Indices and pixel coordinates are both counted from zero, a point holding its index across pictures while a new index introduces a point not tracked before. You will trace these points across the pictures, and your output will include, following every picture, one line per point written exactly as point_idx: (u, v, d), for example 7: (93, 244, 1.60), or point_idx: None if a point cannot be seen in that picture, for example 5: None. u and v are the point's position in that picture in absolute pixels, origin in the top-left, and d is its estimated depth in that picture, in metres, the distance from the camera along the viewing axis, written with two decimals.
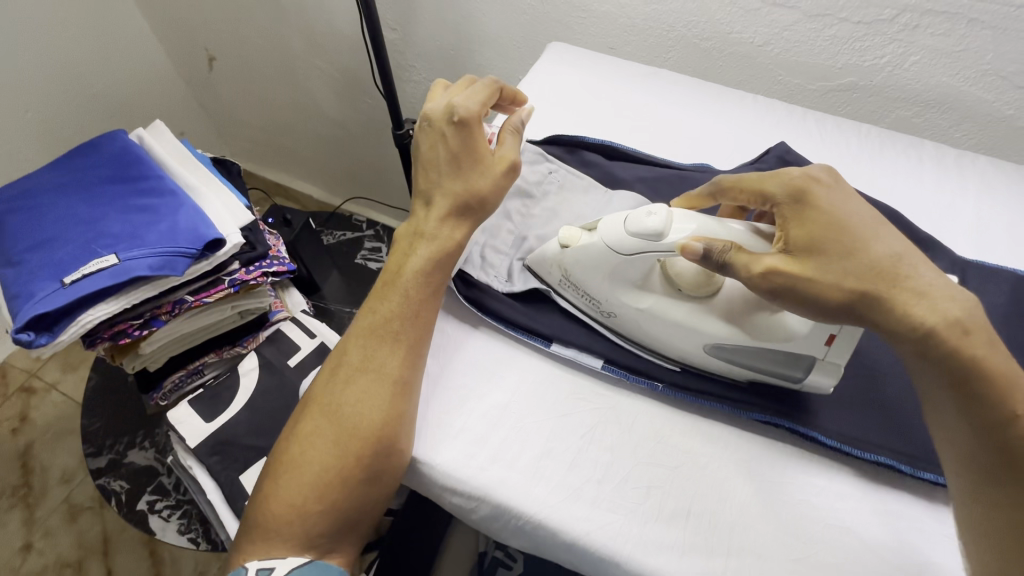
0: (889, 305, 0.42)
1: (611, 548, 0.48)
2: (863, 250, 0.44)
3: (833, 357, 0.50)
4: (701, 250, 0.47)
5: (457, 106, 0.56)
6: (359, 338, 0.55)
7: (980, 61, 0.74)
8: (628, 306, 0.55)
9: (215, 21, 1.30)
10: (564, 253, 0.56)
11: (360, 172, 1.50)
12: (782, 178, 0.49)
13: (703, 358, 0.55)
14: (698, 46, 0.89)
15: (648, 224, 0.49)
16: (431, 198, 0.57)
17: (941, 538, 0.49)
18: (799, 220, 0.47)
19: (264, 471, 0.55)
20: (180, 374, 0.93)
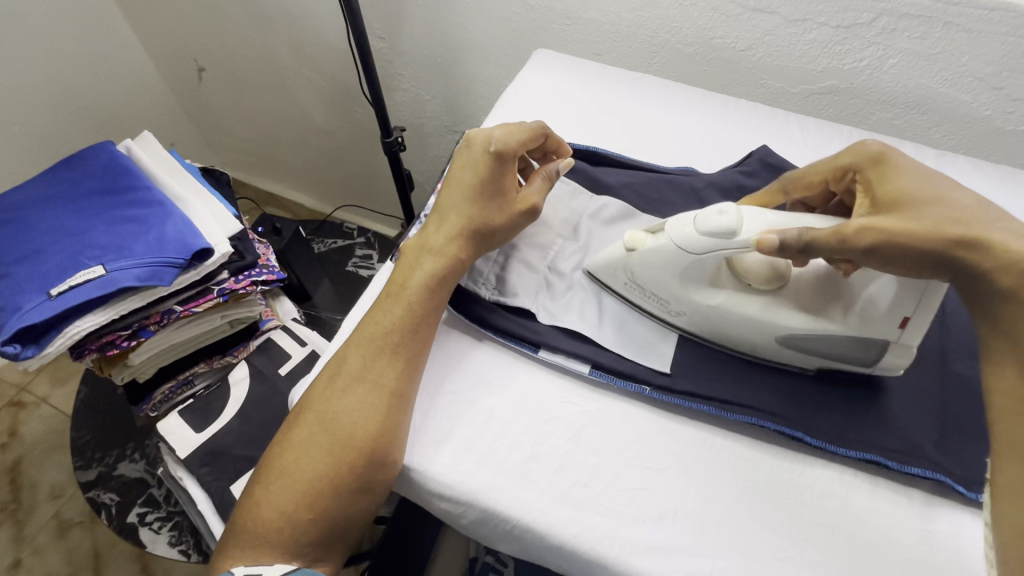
0: (981, 243, 0.43)
1: (598, 550, 0.48)
2: (948, 201, 0.46)
3: (907, 338, 0.51)
4: (776, 243, 0.48)
5: (498, 137, 0.58)
6: (358, 348, 0.55)
7: (957, 63, 0.76)
8: (697, 302, 0.55)
9: (205, 33, 1.31)
10: (631, 257, 0.57)
11: (351, 180, 1.51)
12: (861, 149, 0.52)
13: (777, 351, 0.55)
14: (682, 52, 0.90)
15: (720, 223, 0.50)
16: (446, 217, 0.59)
17: (925, 533, 0.49)
18: (882, 178, 0.50)
19: (256, 475, 0.54)
20: (170, 386, 0.93)
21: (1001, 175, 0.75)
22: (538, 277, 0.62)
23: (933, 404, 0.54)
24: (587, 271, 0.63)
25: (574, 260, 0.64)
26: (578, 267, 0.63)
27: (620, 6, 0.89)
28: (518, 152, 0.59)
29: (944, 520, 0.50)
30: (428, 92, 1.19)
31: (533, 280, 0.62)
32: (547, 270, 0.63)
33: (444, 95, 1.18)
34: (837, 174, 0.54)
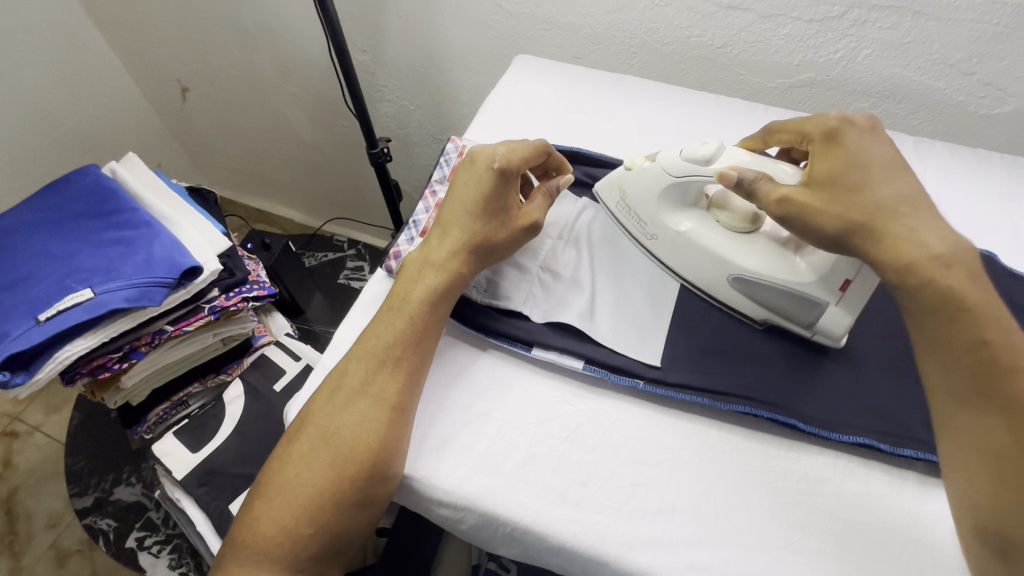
0: (879, 235, 0.45)
1: (598, 548, 0.48)
2: (869, 189, 0.47)
3: (846, 303, 0.53)
4: (733, 180, 0.53)
5: (503, 152, 0.58)
6: (360, 360, 0.54)
7: (928, 51, 0.77)
8: (668, 228, 0.61)
9: (188, 54, 1.32)
10: (626, 177, 0.63)
11: (340, 193, 1.51)
12: (823, 119, 0.53)
13: (731, 291, 0.59)
14: (661, 51, 0.92)
15: (701, 150, 0.56)
16: (449, 231, 0.59)
17: (921, 514, 0.49)
18: (824, 155, 0.50)
19: (254, 489, 0.53)
20: (165, 407, 0.93)
21: (977, 158, 0.76)
22: (528, 278, 0.63)
23: (922, 386, 0.55)
24: (578, 270, 0.63)
25: (565, 260, 0.64)
26: (569, 267, 0.64)
27: (598, 9, 0.90)
28: (524, 168, 0.58)
29: (939, 500, 0.50)
30: (412, 102, 1.20)
31: (524, 282, 0.62)
32: (538, 271, 0.63)
33: (428, 104, 1.18)
34: (801, 139, 0.55)
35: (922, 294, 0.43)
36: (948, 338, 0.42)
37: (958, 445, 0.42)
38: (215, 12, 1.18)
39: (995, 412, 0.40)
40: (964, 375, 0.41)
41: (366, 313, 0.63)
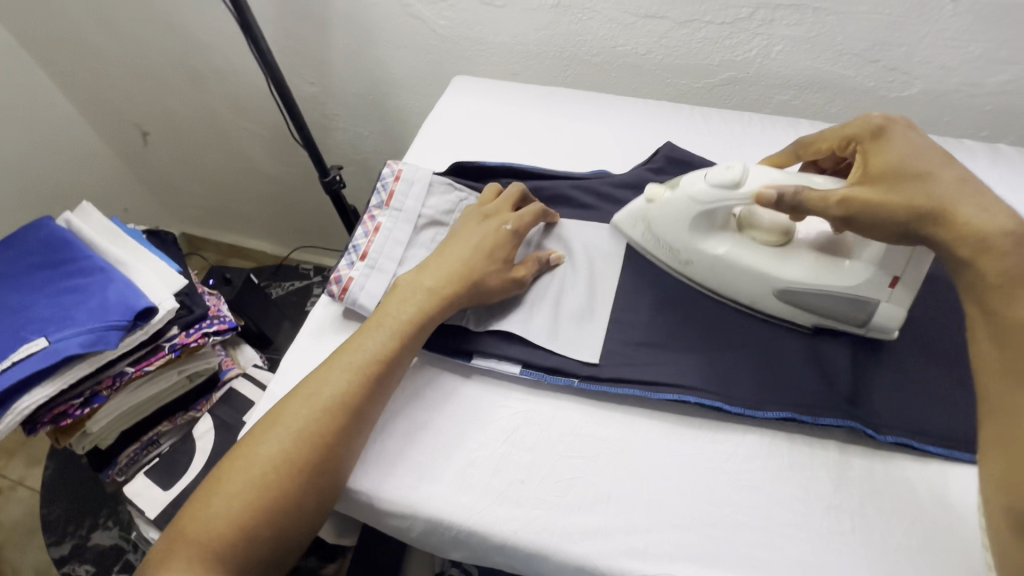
0: (949, 221, 0.45)
1: (537, 541, 0.50)
2: (933, 177, 0.47)
3: (897, 301, 0.54)
4: (772, 198, 0.51)
5: (517, 217, 0.64)
6: (345, 370, 0.54)
7: (833, 43, 0.82)
8: (704, 253, 0.60)
9: (144, 99, 1.34)
10: (649, 208, 0.62)
11: (306, 221, 1.53)
12: (863, 121, 0.53)
13: (775, 303, 0.59)
14: (591, 62, 0.96)
15: (727, 175, 0.55)
16: (447, 263, 0.60)
17: (843, 481, 0.52)
18: (877, 150, 0.51)
19: (207, 477, 0.51)
20: (135, 448, 0.94)
21: None
22: None
23: (842, 359, 0.58)
24: None
25: None
26: None
27: (527, 27, 0.94)
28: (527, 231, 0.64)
29: (859, 465, 0.53)
30: (365, 128, 1.22)
31: None
32: None
33: (380, 129, 1.21)
34: (844, 145, 0.55)
35: (988, 273, 0.43)
36: (1003, 316, 0.42)
37: (993, 429, 0.41)
38: (166, 57, 1.21)
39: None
40: (1015, 353, 0.41)
41: (310, 337, 0.65)
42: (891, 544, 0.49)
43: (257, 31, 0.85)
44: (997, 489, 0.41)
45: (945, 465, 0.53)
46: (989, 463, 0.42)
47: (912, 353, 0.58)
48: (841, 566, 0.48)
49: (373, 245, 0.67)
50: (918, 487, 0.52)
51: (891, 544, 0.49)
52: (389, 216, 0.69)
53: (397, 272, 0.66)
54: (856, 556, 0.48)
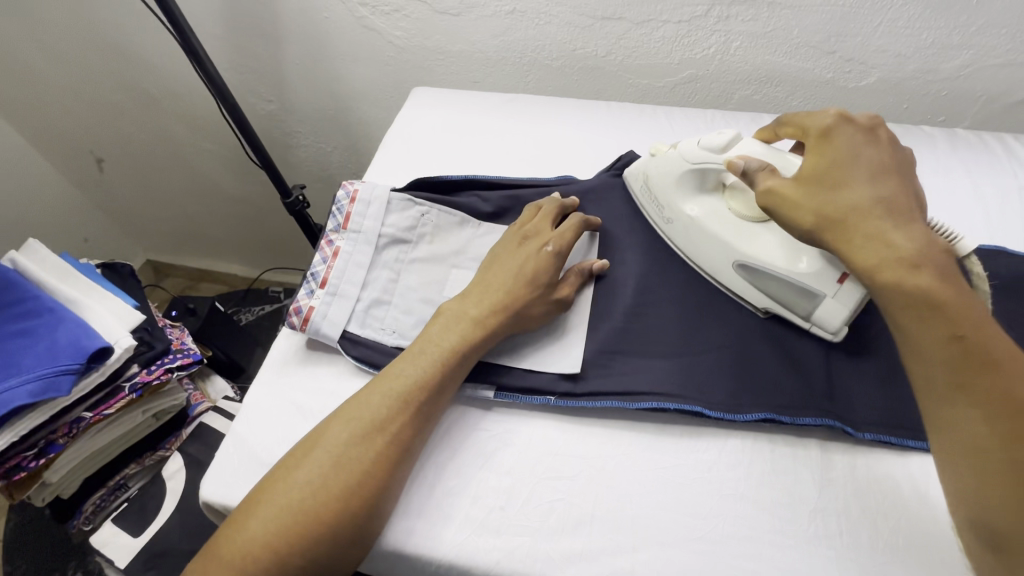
0: (844, 238, 0.45)
1: (521, 571, 0.48)
2: (845, 188, 0.46)
3: (845, 298, 0.53)
4: (739, 168, 0.53)
5: (558, 239, 0.61)
6: (387, 397, 0.52)
7: (790, 36, 0.82)
8: (680, 213, 0.63)
9: (94, 125, 1.27)
10: (650, 163, 0.66)
11: (274, 241, 1.49)
12: (822, 116, 0.51)
13: (733, 275, 0.60)
14: (551, 66, 0.94)
15: (719, 138, 0.59)
16: (490, 288, 0.58)
17: (827, 481, 0.51)
18: (815, 152, 0.49)
19: (254, 490, 0.50)
20: (101, 494, 0.90)
21: None
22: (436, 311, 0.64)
23: (818, 356, 0.57)
24: None
25: None
26: None
27: (484, 34, 0.92)
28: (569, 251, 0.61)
29: (842, 464, 0.52)
30: (328, 144, 1.18)
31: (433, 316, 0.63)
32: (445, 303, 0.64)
33: (343, 144, 1.18)
34: (802, 137, 0.53)
35: (896, 294, 0.42)
36: (919, 340, 0.41)
37: (948, 440, 0.40)
38: (115, 80, 1.16)
39: (973, 408, 0.39)
40: (940, 371, 0.40)
41: (274, 370, 0.63)
42: (879, 543, 0.48)
43: (200, 49, 0.82)
44: (963, 500, 0.41)
45: (925, 457, 0.53)
46: (949, 478, 0.41)
47: (887, 345, 0.57)
48: (830, 570, 0.47)
49: (333, 271, 0.64)
50: (901, 482, 0.51)
51: (879, 544, 0.48)
52: (347, 240, 0.66)
53: (360, 297, 0.64)
54: (846, 559, 0.47)
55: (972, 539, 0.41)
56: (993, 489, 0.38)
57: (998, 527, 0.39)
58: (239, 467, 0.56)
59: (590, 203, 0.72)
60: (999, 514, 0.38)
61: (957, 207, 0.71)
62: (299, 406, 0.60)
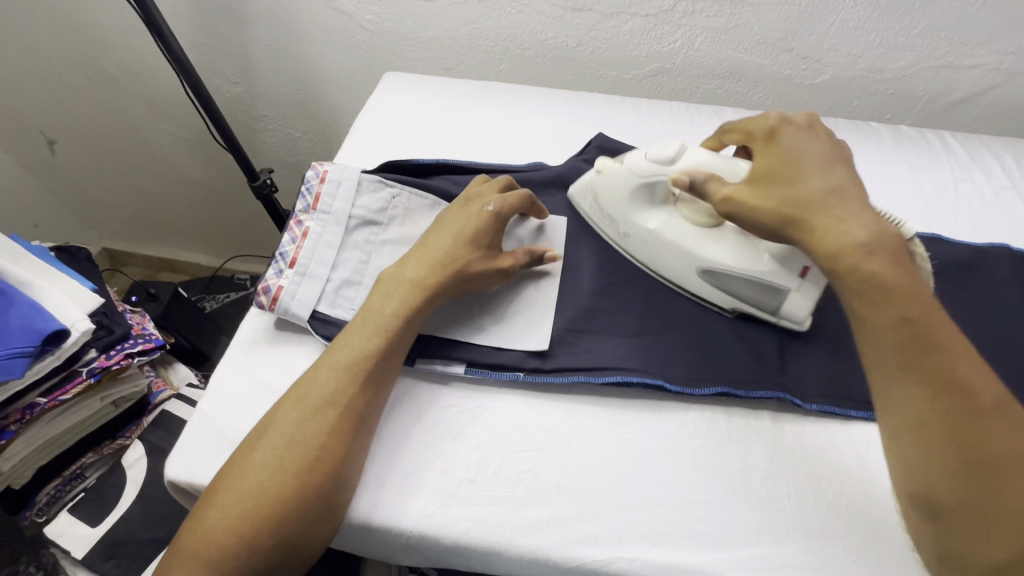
0: (808, 229, 0.48)
1: (489, 539, 0.50)
2: (801, 183, 0.49)
3: (807, 288, 0.57)
4: (687, 182, 0.55)
5: (499, 199, 0.61)
6: (334, 371, 0.52)
7: (751, 33, 0.86)
8: (639, 225, 0.63)
9: (44, 103, 1.20)
10: (598, 179, 0.65)
11: (239, 228, 1.45)
12: (763, 119, 0.56)
13: (698, 282, 0.61)
14: (523, 55, 0.96)
15: (664, 151, 0.58)
16: (428, 252, 0.59)
17: (779, 449, 0.55)
18: (766, 154, 0.53)
19: (211, 484, 0.50)
20: (56, 484, 0.87)
21: None
22: None
23: (770, 335, 0.61)
24: None
25: None
26: None
27: (457, 21, 0.93)
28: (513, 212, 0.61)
29: (791, 433, 0.56)
30: (297, 129, 1.17)
31: None
32: None
33: (312, 130, 1.16)
34: (748, 139, 0.57)
35: (851, 280, 0.45)
36: (869, 320, 0.44)
37: (891, 416, 0.44)
38: (68, 57, 1.10)
39: (916, 383, 0.42)
40: (889, 352, 0.43)
41: (242, 350, 0.62)
42: (822, 504, 0.51)
43: (163, 24, 0.80)
44: (902, 474, 0.44)
45: (866, 426, 0.56)
46: (893, 457, 0.44)
47: (832, 323, 0.61)
48: (779, 530, 0.50)
49: (302, 251, 0.64)
50: (844, 450, 0.55)
51: (823, 505, 0.51)
52: (317, 220, 0.66)
53: (330, 277, 0.64)
54: (794, 521, 0.51)
55: (907, 507, 0.44)
56: (935, 461, 0.42)
57: (941, 500, 0.41)
58: (206, 446, 0.56)
59: (559, 188, 0.73)
60: (936, 482, 0.42)
61: (899, 198, 0.76)
62: (267, 384, 0.59)
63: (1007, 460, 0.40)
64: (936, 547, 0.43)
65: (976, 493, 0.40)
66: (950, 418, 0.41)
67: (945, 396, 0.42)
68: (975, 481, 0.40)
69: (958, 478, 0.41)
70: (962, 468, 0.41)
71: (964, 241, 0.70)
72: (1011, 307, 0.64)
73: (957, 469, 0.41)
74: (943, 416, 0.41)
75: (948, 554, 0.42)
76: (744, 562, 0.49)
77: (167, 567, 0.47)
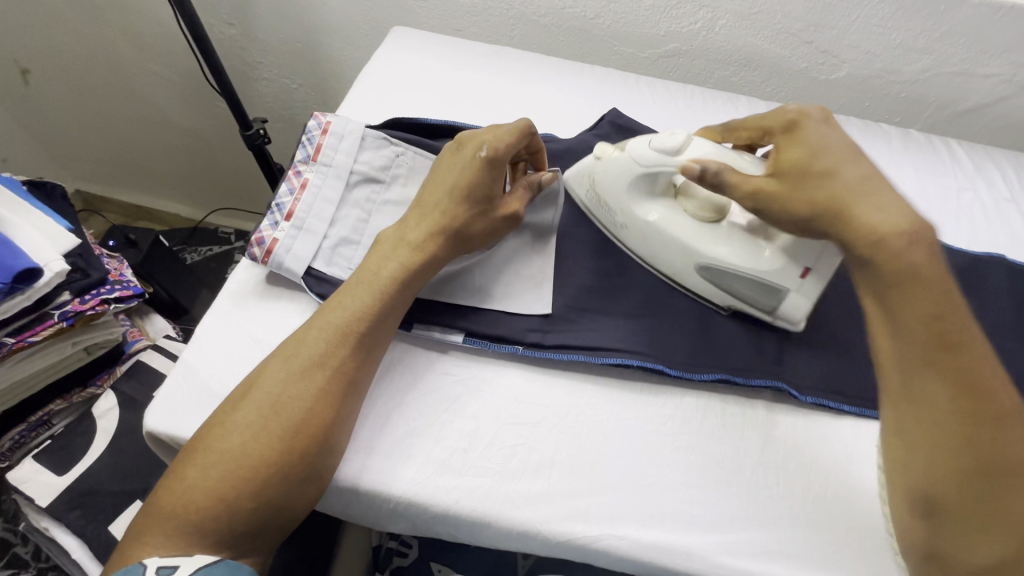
0: (848, 219, 0.46)
1: (479, 510, 0.49)
2: (837, 170, 0.48)
3: (808, 290, 0.55)
4: (696, 170, 0.53)
5: (493, 141, 0.55)
6: (324, 332, 0.50)
7: (773, 21, 0.84)
8: (635, 216, 0.60)
9: (18, 27, 1.10)
10: (596, 164, 0.62)
11: (225, 180, 1.39)
12: (780, 113, 0.55)
13: (693, 274, 0.60)
14: (538, 23, 0.92)
15: (670, 141, 0.55)
16: (429, 211, 0.56)
17: (772, 439, 0.55)
18: (790, 142, 0.52)
19: (191, 440, 0.48)
20: (20, 430, 0.84)
21: None
22: None
23: (769, 327, 0.60)
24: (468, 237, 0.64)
25: None
26: None
27: None
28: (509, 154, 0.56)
29: (784, 424, 0.56)
30: (294, 80, 1.11)
31: None
32: None
33: (311, 82, 1.11)
34: (761, 134, 0.57)
35: (886, 269, 0.44)
36: (898, 313, 0.43)
37: (901, 412, 0.43)
38: None
39: (939, 381, 0.41)
40: (912, 347, 0.42)
41: (230, 302, 0.59)
42: (809, 494, 0.52)
43: None
44: (900, 473, 0.43)
45: (856, 422, 0.57)
46: (898, 458, 0.44)
47: (829, 319, 0.62)
48: (765, 515, 0.51)
49: (299, 205, 0.61)
50: (835, 444, 0.56)
51: (812, 496, 0.52)
52: (317, 172, 0.63)
53: (326, 234, 0.61)
54: (781, 507, 0.51)
55: (903, 510, 0.44)
56: (941, 464, 0.41)
57: (944, 501, 0.41)
58: (190, 398, 0.53)
59: (571, 161, 0.71)
60: (938, 483, 0.41)
61: None
62: (255, 338, 0.57)
63: (1020, 466, 0.40)
64: (925, 546, 0.43)
65: (975, 500, 0.40)
66: (968, 422, 0.41)
67: (968, 397, 0.41)
68: (980, 487, 0.40)
69: (961, 482, 0.40)
70: (967, 474, 0.40)
71: (963, 249, 0.71)
72: (1002, 318, 0.65)
73: (969, 473, 0.40)
74: (961, 417, 0.41)
75: (936, 552, 0.42)
76: (732, 546, 0.49)
77: (143, 529, 0.44)
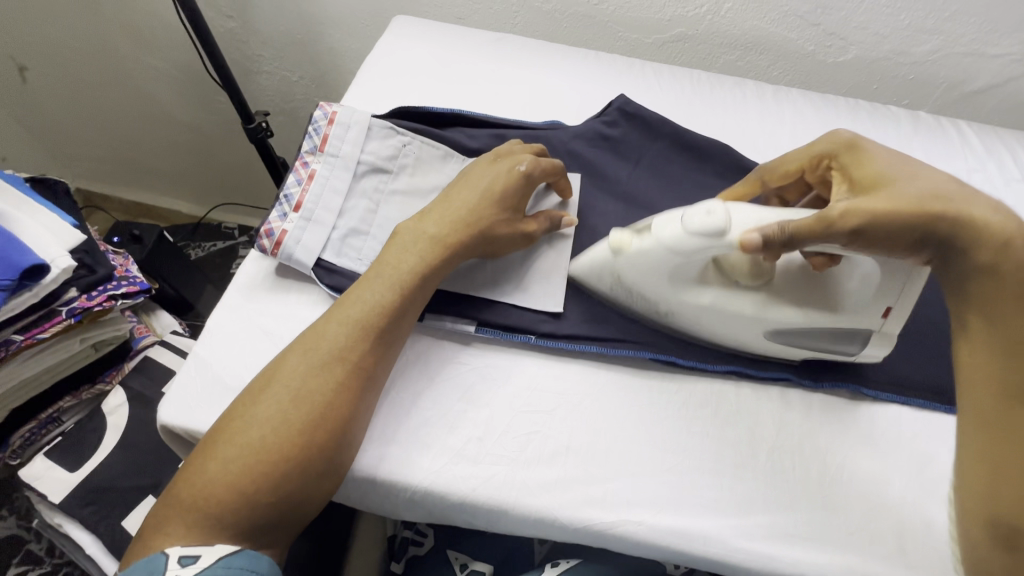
0: (967, 219, 0.43)
1: (496, 498, 0.49)
2: (913, 178, 0.46)
3: (889, 328, 0.54)
4: (757, 240, 0.47)
5: (532, 159, 0.57)
6: (344, 325, 0.50)
7: (780, 3, 0.83)
8: (686, 302, 0.55)
9: (14, 23, 1.09)
10: (615, 260, 0.54)
11: (226, 176, 1.38)
12: (833, 137, 0.52)
13: (766, 343, 0.56)
14: (542, 9, 0.91)
15: (710, 222, 0.47)
16: (451, 206, 0.56)
17: (787, 425, 0.55)
18: (857, 165, 0.49)
19: (211, 431, 0.48)
20: (31, 427, 0.83)
21: (829, 102, 0.84)
22: None
23: None
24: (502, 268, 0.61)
25: None
26: None
27: None
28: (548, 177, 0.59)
29: (800, 409, 0.56)
30: (295, 73, 1.10)
31: None
32: None
33: (312, 74, 1.10)
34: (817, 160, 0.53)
35: (1005, 275, 0.43)
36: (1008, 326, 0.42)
37: (995, 434, 0.42)
38: None
39: None
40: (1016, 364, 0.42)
41: (240, 295, 0.59)
42: (825, 477, 0.52)
43: None
44: (979, 498, 0.43)
45: (872, 406, 0.57)
46: (980, 483, 0.43)
47: None
48: (781, 500, 0.51)
49: (307, 195, 0.61)
50: (851, 428, 0.55)
51: (828, 479, 0.52)
52: (324, 163, 0.63)
53: (335, 225, 0.61)
54: (797, 491, 0.51)
55: (975, 531, 0.43)
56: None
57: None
58: (202, 391, 0.53)
59: (578, 148, 0.70)
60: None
61: None
62: (266, 330, 0.57)
63: None
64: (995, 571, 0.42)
65: None
66: None
67: None
68: None
69: None
70: None
71: None
72: None
73: None
74: None
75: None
76: (748, 530, 0.49)
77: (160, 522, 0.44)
